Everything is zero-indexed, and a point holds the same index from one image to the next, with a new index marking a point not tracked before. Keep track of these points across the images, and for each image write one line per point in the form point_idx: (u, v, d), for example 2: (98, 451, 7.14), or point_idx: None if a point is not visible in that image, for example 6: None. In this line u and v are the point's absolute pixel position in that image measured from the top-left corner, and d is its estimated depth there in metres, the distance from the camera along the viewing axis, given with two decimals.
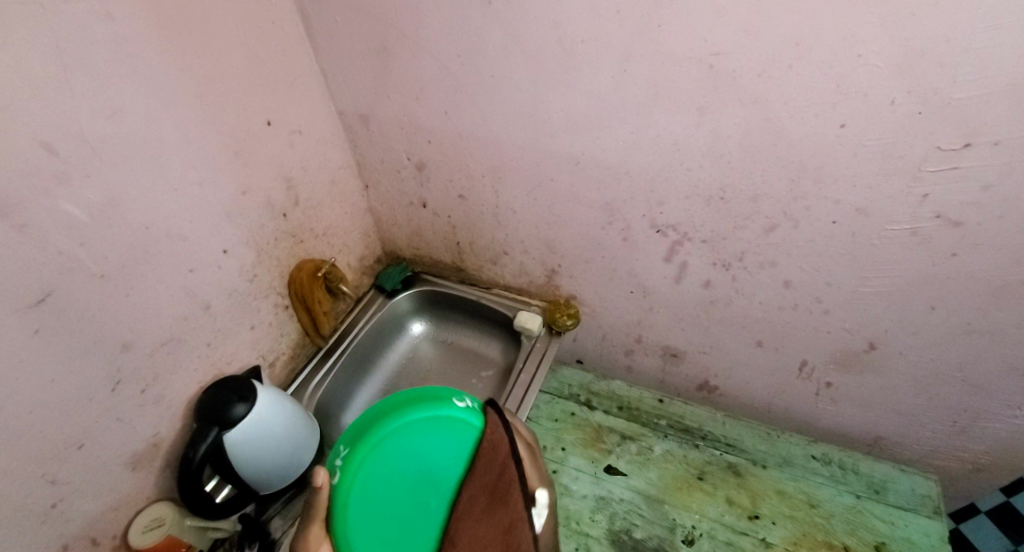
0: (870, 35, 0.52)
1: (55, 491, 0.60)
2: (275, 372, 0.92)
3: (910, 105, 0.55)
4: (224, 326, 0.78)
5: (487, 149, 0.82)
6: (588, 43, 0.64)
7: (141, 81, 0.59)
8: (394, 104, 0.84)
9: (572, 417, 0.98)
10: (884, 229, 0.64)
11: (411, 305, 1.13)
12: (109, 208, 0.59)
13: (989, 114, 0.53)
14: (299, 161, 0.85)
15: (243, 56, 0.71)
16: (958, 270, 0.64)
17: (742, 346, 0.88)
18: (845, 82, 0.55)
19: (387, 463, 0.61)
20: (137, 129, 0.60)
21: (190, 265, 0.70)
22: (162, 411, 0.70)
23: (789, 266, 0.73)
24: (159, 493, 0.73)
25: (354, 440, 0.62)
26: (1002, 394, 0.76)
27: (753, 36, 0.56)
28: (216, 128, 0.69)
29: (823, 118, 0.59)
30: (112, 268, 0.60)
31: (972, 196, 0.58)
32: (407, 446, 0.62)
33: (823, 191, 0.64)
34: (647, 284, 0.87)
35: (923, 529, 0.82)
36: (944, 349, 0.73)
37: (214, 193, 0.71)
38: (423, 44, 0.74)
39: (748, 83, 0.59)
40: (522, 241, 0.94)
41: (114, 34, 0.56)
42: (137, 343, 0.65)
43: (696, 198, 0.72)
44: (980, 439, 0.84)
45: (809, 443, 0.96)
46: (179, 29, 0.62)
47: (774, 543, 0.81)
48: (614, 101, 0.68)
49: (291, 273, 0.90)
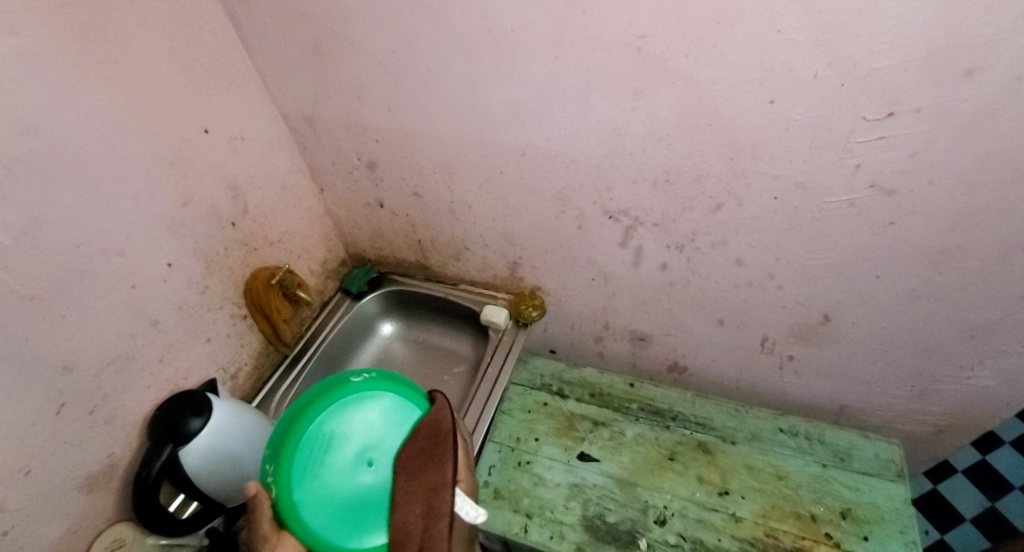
0: (788, 10, 0.52)
1: (4, 519, 0.59)
2: (239, 383, 0.91)
3: (832, 77, 0.55)
4: (175, 340, 0.76)
5: (433, 145, 0.81)
6: (517, 32, 0.63)
7: (56, 97, 0.58)
8: (336, 104, 0.82)
9: (545, 407, 0.98)
10: (825, 201, 0.64)
11: (378, 307, 1.12)
12: (33, 228, 0.57)
13: (909, 80, 0.53)
14: (244, 168, 0.84)
15: (169, 65, 0.69)
16: (899, 237, 0.65)
17: (704, 326, 0.89)
18: (769, 57, 0.55)
19: (327, 441, 0.65)
20: (55, 144, 0.58)
21: (131, 281, 0.68)
22: (115, 431, 0.69)
23: (739, 244, 0.74)
24: (121, 513, 0.72)
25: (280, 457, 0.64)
26: (955, 356, 0.77)
27: (677, 18, 0.56)
28: (146, 140, 0.68)
29: (754, 95, 0.59)
30: (41, 290, 0.59)
31: (902, 164, 0.58)
32: (348, 425, 0.66)
33: (763, 168, 0.64)
34: (607, 270, 0.87)
35: (888, 493, 0.84)
36: (894, 315, 0.74)
37: (151, 206, 0.70)
38: (356, 42, 0.73)
39: (676, 64, 0.59)
40: (480, 235, 0.93)
41: (19, 49, 0.54)
42: (80, 365, 0.64)
43: (642, 182, 0.72)
44: (939, 401, 0.86)
45: (777, 417, 0.96)
46: (93, 41, 0.60)
47: (743, 517, 0.83)
48: (550, 89, 0.67)
49: (246, 282, 0.88)
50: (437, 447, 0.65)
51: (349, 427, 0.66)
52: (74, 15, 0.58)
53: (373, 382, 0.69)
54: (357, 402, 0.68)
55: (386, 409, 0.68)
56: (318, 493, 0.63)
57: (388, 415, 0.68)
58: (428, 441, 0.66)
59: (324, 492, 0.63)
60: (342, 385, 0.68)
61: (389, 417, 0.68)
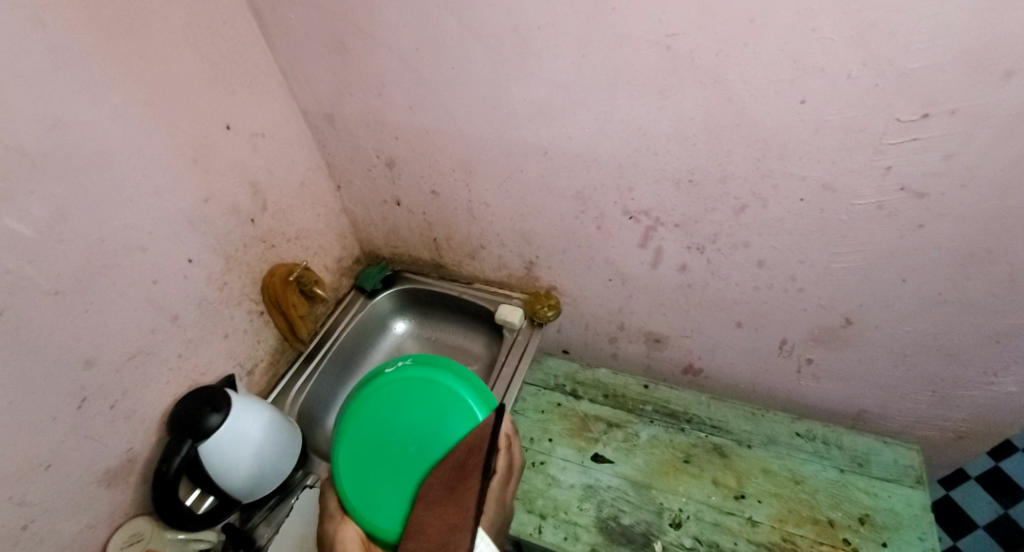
0: (823, 9, 0.51)
1: (26, 513, 0.59)
2: (255, 378, 0.91)
3: (867, 77, 0.54)
4: (195, 336, 0.77)
5: (453, 143, 0.81)
6: (545, 29, 0.63)
7: (83, 91, 0.58)
8: (356, 101, 0.82)
9: (559, 408, 0.98)
10: (852, 203, 0.64)
11: (392, 305, 1.12)
12: (58, 221, 0.57)
13: (945, 81, 0.52)
14: (264, 164, 0.84)
15: (194, 60, 0.69)
16: (927, 241, 0.64)
17: (722, 328, 0.88)
18: (802, 57, 0.55)
19: (387, 416, 0.76)
20: (83, 138, 0.58)
21: (152, 276, 0.69)
22: (135, 426, 0.69)
23: (762, 245, 0.73)
24: (139, 508, 0.72)
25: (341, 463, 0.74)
26: (980, 362, 0.76)
27: (709, 16, 0.55)
28: (170, 135, 0.68)
29: (784, 95, 0.58)
30: (67, 283, 0.59)
31: (934, 166, 0.58)
32: (407, 406, 0.76)
33: (790, 169, 0.64)
34: (624, 271, 0.87)
35: (906, 499, 0.83)
36: (919, 320, 0.73)
37: (173, 202, 0.70)
38: (380, 38, 0.73)
39: (706, 63, 0.59)
40: (497, 234, 0.93)
41: (48, 42, 0.54)
42: (102, 359, 0.64)
43: (665, 182, 0.71)
44: (960, 407, 0.85)
45: (794, 420, 0.96)
46: (121, 35, 0.60)
47: (760, 521, 0.82)
48: (575, 87, 0.67)
49: (263, 278, 0.88)
50: (468, 466, 0.67)
51: (410, 411, 0.75)
52: (103, 9, 0.58)
53: (395, 378, 0.78)
54: (410, 394, 0.76)
55: (445, 407, 0.75)
56: (373, 488, 0.72)
57: (444, 414, 0.74)
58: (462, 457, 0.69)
59: (365, 464, 0.74)
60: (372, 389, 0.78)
61: (446, 415, 0.74)
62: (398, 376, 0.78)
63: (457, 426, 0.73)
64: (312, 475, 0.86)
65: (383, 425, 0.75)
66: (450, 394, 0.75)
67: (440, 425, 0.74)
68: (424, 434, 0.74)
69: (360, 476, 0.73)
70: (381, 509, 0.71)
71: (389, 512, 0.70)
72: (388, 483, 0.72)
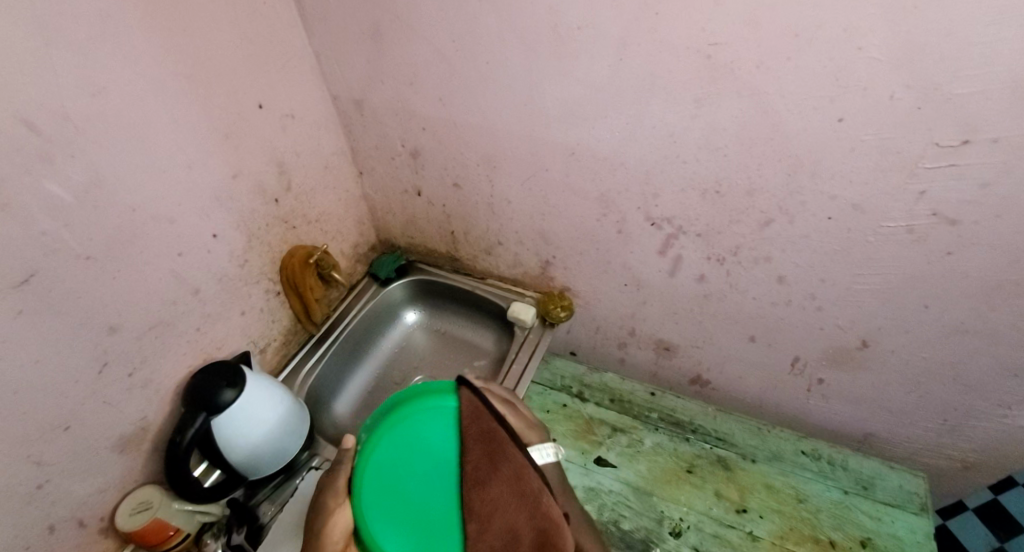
0: (871, 28, 0.51)
1: (41, 472, 0.60)
2: (266, 358, 0.92)
3: (909, 100, 0.54)
4: (213, 311, 0.77)
5: (481, 138, 0.81)
6: (585, 30, 0.63)
7: (127, 60, 0.58)
8: (388, 89, 0.82)
9: (564, 409, 0.98)
10: (880, 225, 0.64)
11: (405, 294, 1.12)
12: (94, 188, 0.58)
13: (989, 109, 0.52)
14: (291, 146, 0.84)
15: (233, 37, 0.70)
16: (953, 269, 0.64)
17: (735, 341, 0.88)
18: (844, 75, 0.55)
19: (389, 476, 0.63)
20: (124, 107, 0.59)
21: (178, 248, 0.69)
22: (150, 395, 0.70)
23: (784, 261, 0.73)
24: (147, 477, 0.73)
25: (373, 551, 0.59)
26: (995, 394, 0.76)
27: (753, 27, 0.55)
28: (206, 110, 0.68)
29: (821, 112, 0.58)
30: (97, 250, 0.60)
31: (969, 194, 0.57)
32: (400, 450, 0.64)
33: (819, 186, 0.63)
34: (641, 277, 0.87)
35: (909, 525, 0.82)
36: (936, 347, 0.73)
37: (204, 176, 0.70)
38: (418, 29, 0.73)
39: (745, 75, 0.59)
40: (516, 231, 0.93)
41: (98, 10, 0.55)
42: (125, 327, 0.65)
43: (691, 191, 0.71)
44: (969, 438, 0.84)
45: (799, 439, 0.95)
46: (167, 8, 0.61)
47: (760, 537, 0.82)
48: (610, 91, 0.67)
49: (282, 259, 0.89)
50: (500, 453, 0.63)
51: (405, 453, 0.64)
52: None
53: (372, 432, 0.66)
54: (397, 431, 0.65)
55: (427, 421, 0.66)
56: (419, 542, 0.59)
57: (429, 425, 0.66)
58: (487, 450, 0.63)
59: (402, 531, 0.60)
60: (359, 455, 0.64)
61: (435, 426, 0.66)
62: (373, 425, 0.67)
63: (449, 423, 0.66)
64: (318, 457, 0.86)
65: (392, 481, 0.63)
66: (426, 405, 0.67)
67: (438, 434, 0.65)
68: (432, 460, 0.64)
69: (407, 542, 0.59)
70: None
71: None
72: (427, 527, 0.60)
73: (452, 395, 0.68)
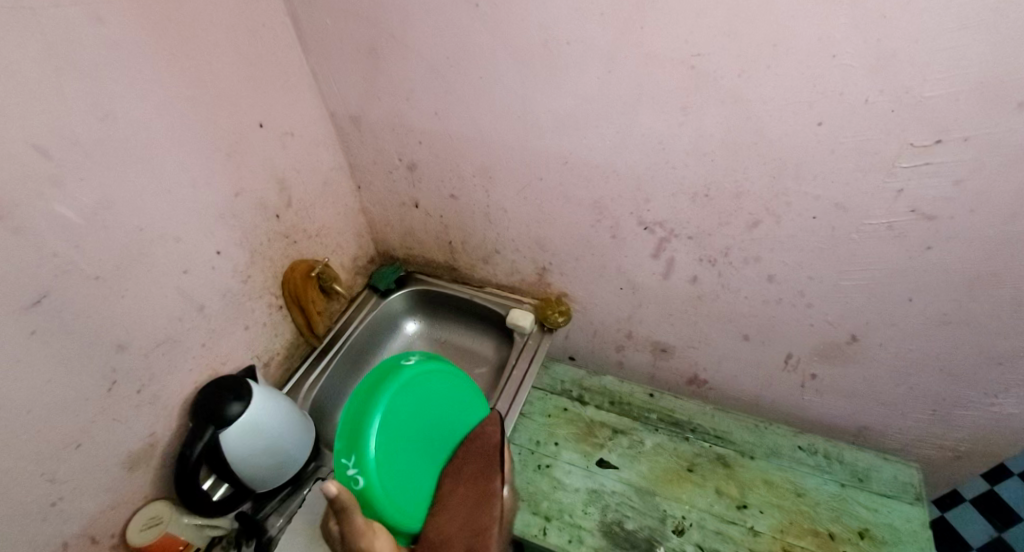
0: (844, 37, 0.54)
1: (54, 490, 0.61)
2: (269, 372, 0.93)
3: (883, 104, 0.57)
4: (218, 326, 0.79)
5: (476, 149, 0.84)
6: (574, 45, 0.66)
7: (133, 85, 0.60)
8: (384, 105, 0.85)
9: (565, 413, 1.00)
10: (863, 223, 0.66)
11: (404, 305, 1.14)
12: (103, 209, 0.60)
13: (960, 109, 0.55)
14: (291, 163, 0.86)
15: (234, 59, 0.72)
16: (934, 262, 0.66)
17: (729, 340, 0.90)
18: (821, 81, 0.57)
19: (397, 417, 0.71)
20: (131, 130, 0.61)
21: (183, 266, 0.71)
22: (158, 411, 0.71)
23: (773, 261, 0.75)
24: (156, 493, 0.74)
25: (364, 469, 0.67)
26: (981, 383, 0.78)
27: (733, 39, 0.58)
28: (209, 131, 0.70)
29: (802, 117, 0.61)
30: (106, 269, 0.61)
31: (944, 191, 0.60)
32: (415, 399, 0.74)
33: (803, 188, 0.66)
34: (636, 280, 0.89)
35: (905, 515, 0.84)
36: (923, 340, 0.75)
37: (207, 195, 0.72)
38: (413, 47, 0.75)
39: (728, 83, 0.61)
40: (512, 239, 0.95)
41: (106, 38, 0.57)
42: (133, 344, 0.66)
43: (682, 196, 0.74)
44: (959, 427, 0.86)
45: (796, 434, 0.97)
46: (171, 34, 0.63)
47: (762, 532, 0.83)
48: (600, 101, 0.69)
49: (284, 274, 0.91)
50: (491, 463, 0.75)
51: (409, 404, 0.73)
52: (156, 9, 0.61)
53: (395, 376, 0.73)
54: (428, 388, 0.75)
55: (450, 392, 0.78)
56: (398, 477, 0.70)
57: (446, 391, 0.77)
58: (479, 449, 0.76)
59: (387, 472, 0.69)
60: (374, 382, 0.72)
61: (454, 399, 0.79)
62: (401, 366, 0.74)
63: (458, 415, 0.79)
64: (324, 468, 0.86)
65: (404, 416, 0.72)
66: (442, 369, 0.77)
67: (450, 413, 0.78)
68: (436, 422, 0.76)
69: (388, 482, 0.68)
70: (416, 503, 0.72)
71: (424, 502, 0.72)
72: (409, 471, 0.72)
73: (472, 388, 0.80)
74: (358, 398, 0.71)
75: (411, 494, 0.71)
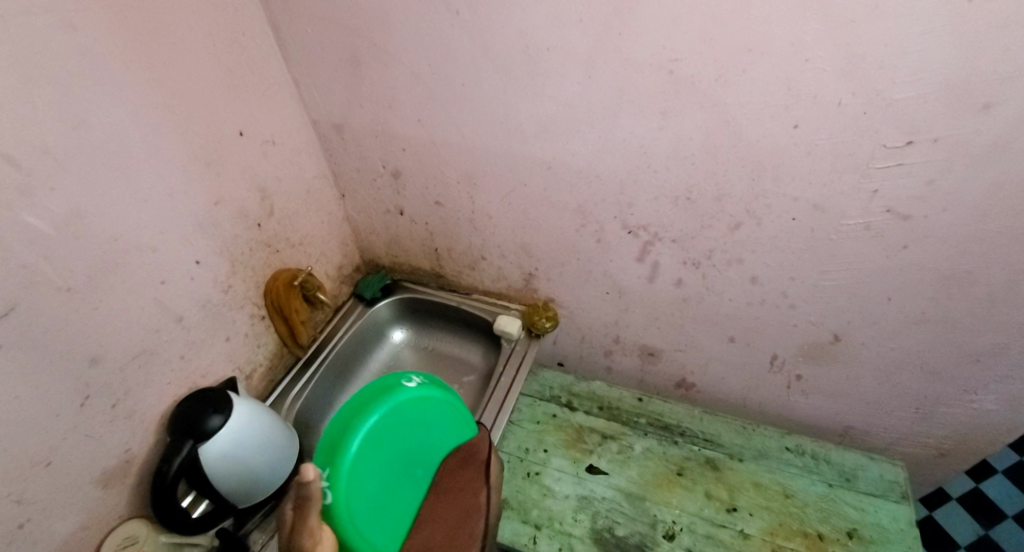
0: (816, 41, 0.55)
1: (23, 511, 0.59)
2: (252, 383, 0.92)
3: (856, 106, 0.58)
4: (197, 338, 0.77)
5: (460, 156, 0.83)
6: (553, 51, 0.66)
7: (106, 93, 0.59)
8: (366, 113, 0.85)
9: (554, 419, 0.99)
10: (841, 224, 0.67)
11: (391, 313, 1.13)
12: (75, 219, 0.59)
13: (928, 112, 0.56)
14: (273, 171, 0.85)
15: (211, 68, 0.71)
16: (910, 261, 0.67)
17: (715, 342, 0.91)
18: (795, 84, 0.58)
19: (379, 446, 0.68)
20: (105, 139, 0.60)
21: (160, 277, 0.70)
22: (134, 426, 0.70)
23: (755, 262, 0.76)
24: (132, 510, 0.72)
25: (340, 494, 0.63)
26: (961, 380, 0.79)
27: (709, 44, 0.59)
28: (186, 140, 0.70)
29: (779, 120, 0.61)
30: (78, 281, 0.60)
31: (917, 191, 0.61)
32: (390, 433, 0.69)
33: (782, 189, 0.67)
34: (622, 284, 0.89)
35: (893, 514, 0.85)
36: (904, 338, 0.76)
37: (185, 204, 0.71)
38: (394, 54, 0.75)
39: (706, 87, 0.62)
40: (498, 246, 0.95)
41: (77, 45, 0.56)
42: (107, 357, 0.65)
43: (664, 199, 0.74)
44: (942, 424, 0.87)
45: (783, 435, 0.98)
46: (145, 43, 0.62)
47: (751, 534, 0.83)
48: (580, 106, 0.70)
49: (267, 283, 0.90)
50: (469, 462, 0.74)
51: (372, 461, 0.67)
52: (131, 17, 0.61)
53: (376, 410, 0.68)
54: (405, 422, 0.70)
55: (438, 414, 0.73)
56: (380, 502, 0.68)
57: (431, 413, 0.73)
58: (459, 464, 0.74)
59: (382, 506, 0.68)
60: (347, 418, 0.67)
61: (440, 418, 0.74)
62: (371, 412, 0.68)
63: (440, 431, 0.74)
64: None
65: (393, 447, 0.69)
66: (415, 396, 0.71)
67: (431, 432, 0.73)
68: (424, 439, 0.73)
69: (386, 518, 0.68)
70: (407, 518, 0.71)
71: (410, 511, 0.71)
72: (390, 500, 0.69)
73: (461, 413, 0.77)
74: (336, 428, 0.68)
75: (392, 523, 0.69)
